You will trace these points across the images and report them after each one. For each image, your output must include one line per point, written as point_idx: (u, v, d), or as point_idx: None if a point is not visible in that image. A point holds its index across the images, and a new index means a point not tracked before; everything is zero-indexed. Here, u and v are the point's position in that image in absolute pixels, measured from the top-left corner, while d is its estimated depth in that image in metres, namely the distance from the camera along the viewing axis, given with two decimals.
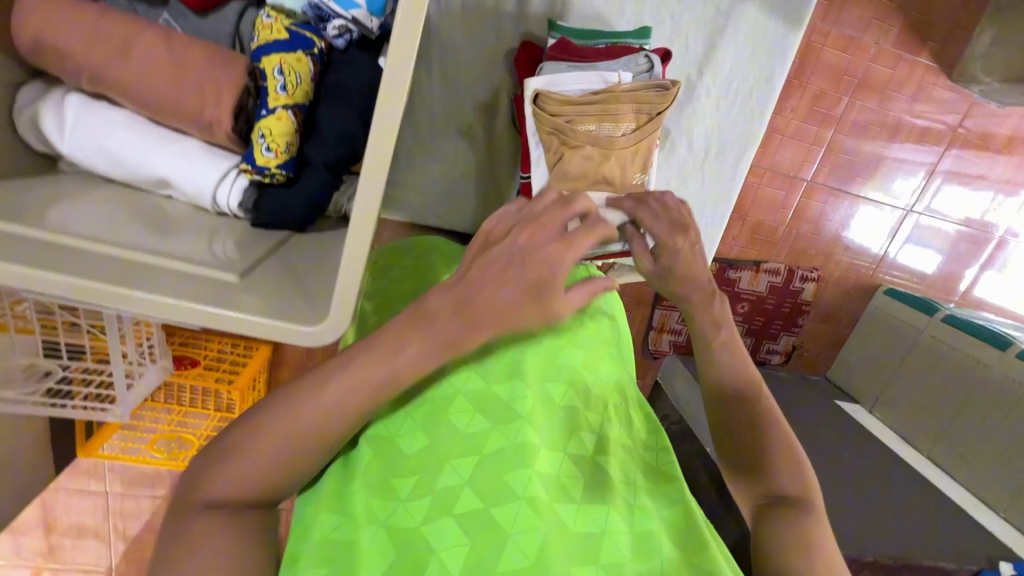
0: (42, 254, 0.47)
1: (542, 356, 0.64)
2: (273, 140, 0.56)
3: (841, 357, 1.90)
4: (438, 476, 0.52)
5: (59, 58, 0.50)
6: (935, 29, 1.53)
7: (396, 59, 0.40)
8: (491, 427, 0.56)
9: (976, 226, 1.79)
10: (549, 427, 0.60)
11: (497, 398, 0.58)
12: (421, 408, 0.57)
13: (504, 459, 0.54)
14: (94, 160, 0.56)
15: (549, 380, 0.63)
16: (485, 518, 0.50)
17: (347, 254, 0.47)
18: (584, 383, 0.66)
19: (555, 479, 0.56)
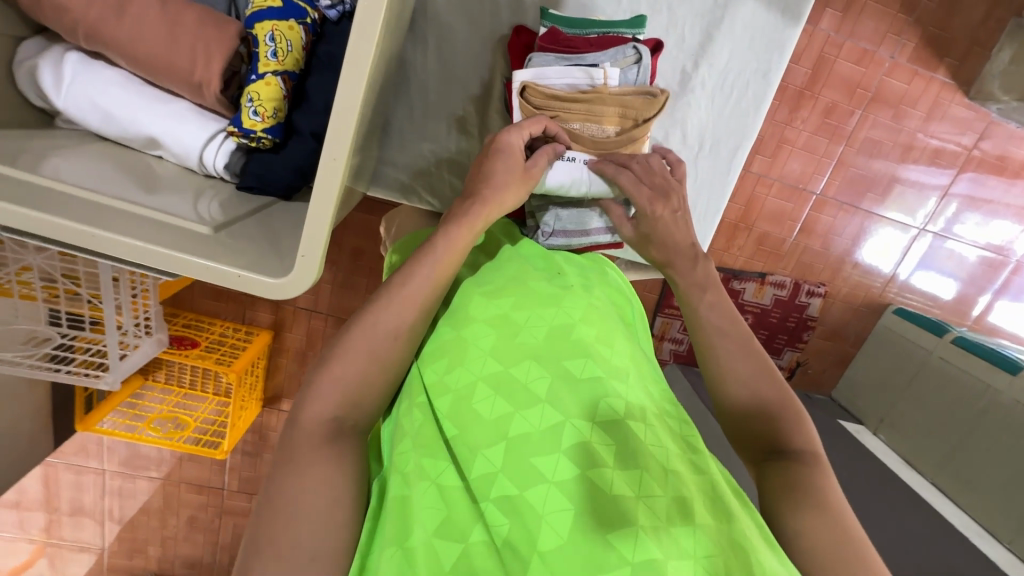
0: (27, 195, 0.48)
1: (558, 328, 0.60)
2: (260, 105, 0.57)
3: (847, 376, 1.85)
4: (471, 464, 0.51)
5: (58, 13, 0.52)
6: (952, 46, 1.51)
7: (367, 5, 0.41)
8: (511, 409, 0.54)
9: (993, 249, 1.74)
10: (572, 396, 0.54)
11: (514, 380, 0.56)
12: (446, 397, 0.56)
13: (528, 441, 0.51)
14: (88, 117, 0.57)
15: (565, 350, 0.58)
16: (518, 502, 0.48)
17: (313, 208, 0.47)
18: (603, 347, 0.60)
19: (581, 449, 0.51)
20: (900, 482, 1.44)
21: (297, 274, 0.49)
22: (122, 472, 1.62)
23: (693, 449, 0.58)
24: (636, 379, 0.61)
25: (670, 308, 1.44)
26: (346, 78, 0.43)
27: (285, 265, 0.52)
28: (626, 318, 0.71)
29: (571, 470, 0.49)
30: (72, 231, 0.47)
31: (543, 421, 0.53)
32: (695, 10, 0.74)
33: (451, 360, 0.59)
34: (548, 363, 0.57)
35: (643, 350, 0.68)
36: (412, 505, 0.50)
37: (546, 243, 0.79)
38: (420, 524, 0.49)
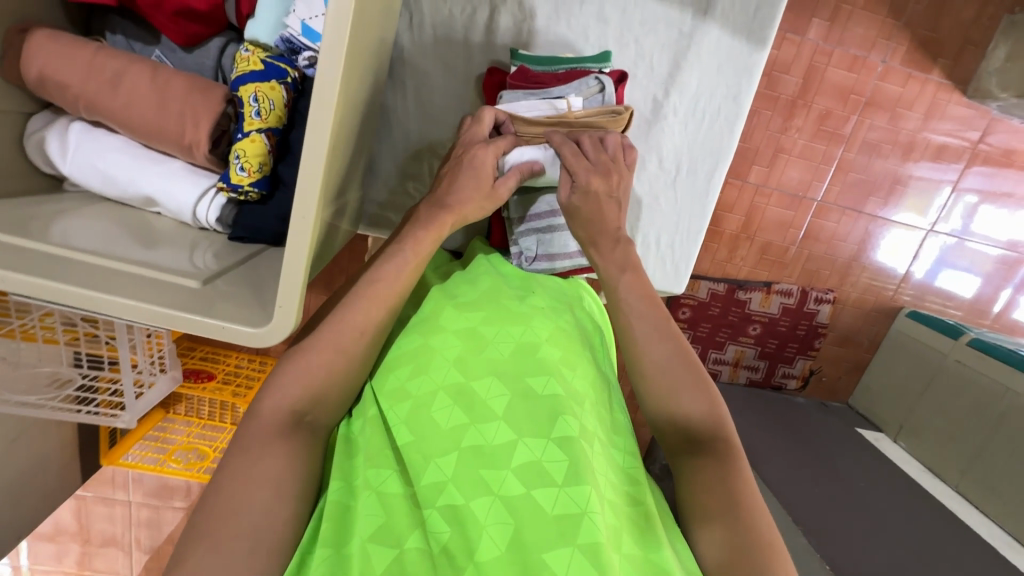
0: (32, 261, 0.52)
1: (519, 348, 0.67)
2: (246, 161, 0.61)
3: (864, 382, 1.82)
4: (422, 472, 0.57)
5: (59, 89, 0.57)
6: (945, 45, 1.50)
7: (333, 55, 0.44)
8: (468, 420, 0.60)
9: (1007, 246, 1.70)
10: (527, 416, 0.61)
11: (474, 394, 0.62)
12: (406, 403, 0.62)
13: (479, 454, 0.58)
14: (91, 180, 0.62)
15: (525, 371, 0.64)
16: (460, 510, 0.54)
17: (288, 259, 0.50)
18: (563, 372, 0.65)
19: (531, 467, 0.57)
20: (920, 491, 1.40)
21: (278, 320, 0.52)
22: (146, 504, 1.67)
23: (633, 480, 0.63)
24: (593, 401, 0.67)
25: None
26: (310, 135, 0.47)
27: (267, 313, 0.55)
28: (594, 348, 0.75)
29: (517, 487, 0.55)
30: (63, 292, 0.51)
31: (495, 437, 0.59)
32: (660, 41, 0.76)
33: (415, 367, 0.65)
34: (509, 380, 0.64)
35: (603, 376, 0.73)
36: (359, 511, 0.56)
37: (530, 267, 0.81)
38: (361, 528, 0.54)
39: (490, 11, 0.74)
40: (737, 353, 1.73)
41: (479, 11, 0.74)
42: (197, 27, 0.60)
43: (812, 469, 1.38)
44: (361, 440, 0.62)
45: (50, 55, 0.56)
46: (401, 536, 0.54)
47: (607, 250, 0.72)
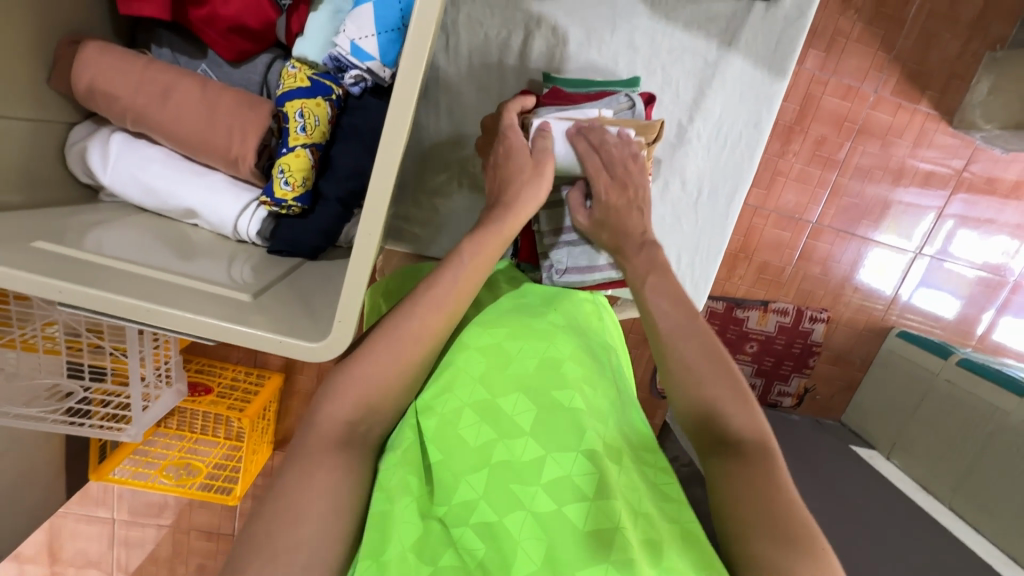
0: (71, 268, 0.51)
1: (543, 363, 0.66)
2: (291, 175, 0.62)
3: (856, 400, 1.86)
4: (454, 490, 0.57)
5: (107, 101, 0.57)
6: (931, 78, 1.58)
7: (410, 63, 0.42)
8: (496, 436, 0.59)
9: (990, 269, 1.77)
10: (554, 431, 0.60)
11: (501, 410, 0.61)
12: (433, 419, 0.61)
13: (509, 470, 0.57)
14: (131, 192, 0.62)
15: (551, 385, 0.64)
16: (494, 529, 0.54)
17: (348, 280, 0.50)
18: (588, 388, 0.66)
19: (562, 483, 0.56)
20: (914, 508, 1.43)
21: (336, 334, 0.51)
22: (132, 521, 1.61)
23: (670, 497, 0.63)
24: (618, 418, 0.67)
25: None
26: (379, 159, 0.45)
27: (317, 325, 0.54)
28: (613, 366, 0.75)
29: (548, 504, 0.55)
30: (115, 303, 0.49)
31: (522, 454, 0.58)
32: (686, 69, 0.79)
33: (439, 385, 0.64)
34: (535, 395, 0.63)
35: (625, 395, 0.73)
36: (393, 518, 0.55)
37: (561, 279, 0.83)
38: (395, 539, 0.53)
39: (524, 36, 0.77)
40: None
41: (513, 35, 0.77)
42: (248, 45, 0.61)
43: (811, 486, 1.40)
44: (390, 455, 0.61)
45: (102, 67, 0.56)
46: (437, 556, 0.53)
47: (634, 255, 0.73)
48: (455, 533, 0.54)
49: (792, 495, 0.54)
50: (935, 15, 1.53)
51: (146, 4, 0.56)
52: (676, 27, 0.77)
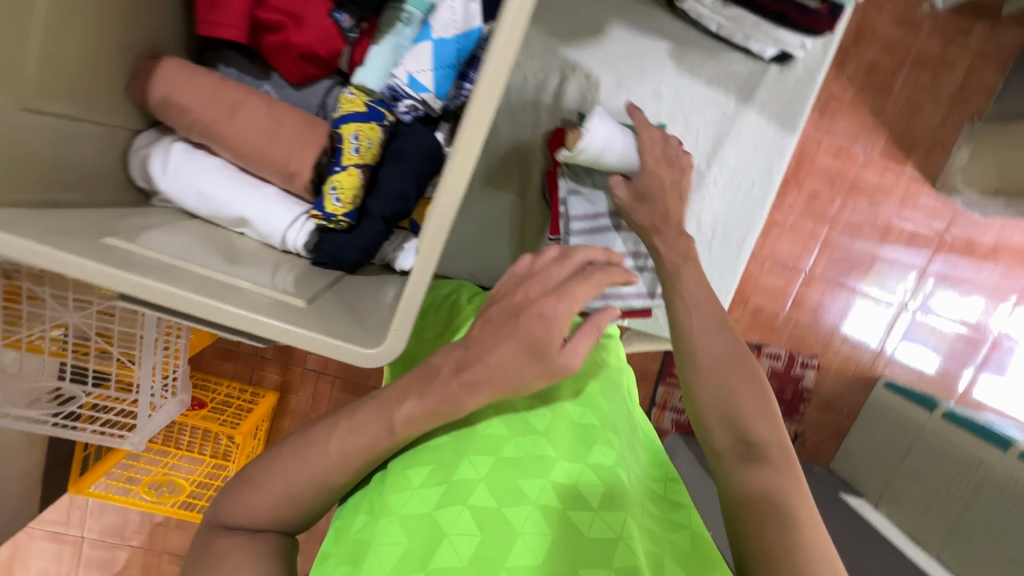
0: (118, 256, 0.52)
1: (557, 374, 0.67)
2: (342, 193, 0.65)
3: (845, 448, 1.89)
4: (455, 470, 0.54)
5: (177, 109, 0.61)
6: (916, 144, 1.70)
7: (485, 91, 0.44)
8: (507, 430, 0.58)
9: (970, 327, 1.85)
10: (567, 435, 0.60)
11: (515, 408, 0.61)
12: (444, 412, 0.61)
13: (517, 463, 0.55)
14: (187, 199, 0.65)
15: (565, 396, 0.64)
16: (497, 514, 0.52)
17: (408, 292, 0.52)
18: (601, 404, 0.67)
19: (570, 485, 0.56)
20: (904, 558, 1.43)
21: (390, 341, 0.54)
22: (103, 539, 1.54)
23: (676, 505, 0.65)
24: (630, 435, 0.68)
25: (671, 378, 1.50)
26: (448, 177, 0.47)
27: (365, 332, 0.56)
28: (624, 384, 0.76)
29: (554, 499, 0.54)
30: (160, 293, 0.50)
31: (532, 448, 0.57)
32: (706, 119, 0.86)
33: None
34: (550, 400, 0.63)
35: (634, 413, 0.74)
36: (376, 540, 0.52)
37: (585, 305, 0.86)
38: (386, 537, 0.51)
39: (560, 79, 0.83)
40: None
41: (550, 78, 0.83)
42: (313, 69, 0.66)
43: None
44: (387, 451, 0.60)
45: (179, 79, 0.60)
46: (433, 535, 0.51)
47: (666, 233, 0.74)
48: (444, 514, 0.52)
49: (811, 508, 0.56)
50: (920, 88, 1.66)
51: (226, 28, 0.61)
52: (699, 82, 0.85)
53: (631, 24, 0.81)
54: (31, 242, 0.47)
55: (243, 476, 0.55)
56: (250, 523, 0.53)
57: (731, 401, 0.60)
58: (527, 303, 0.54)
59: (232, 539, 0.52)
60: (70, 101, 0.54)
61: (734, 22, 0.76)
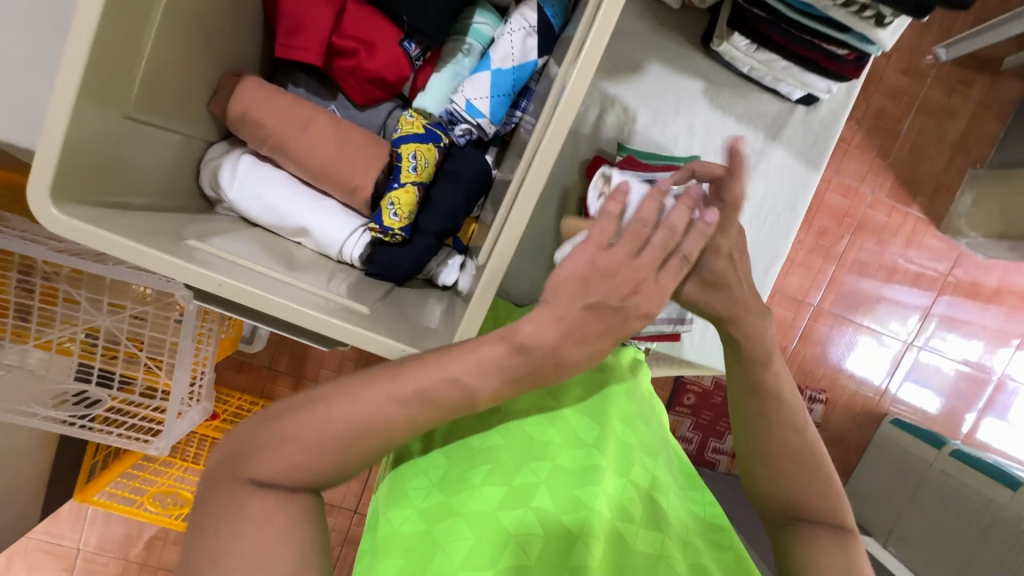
0: (200, 257, 0.56)
1: (600, 389, 0.69)
2: (399, 208, 0.69)
3: (852, 485, 1.89)
4: (515, 476, 0.57)
5: (252, 123, 0.65)
6: (921, 187, 1.76)
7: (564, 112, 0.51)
8: (561, 441, 0.61)
9: (974, 367, 1.88)
10: (614, 448, 0.62)
11: (566, 420, 0.63)
12: (495, 417, 0.63)
13: (573, 473, 0.58)
14: (252, 207, 0.68)
15: (610, 410, 0.66)
16: (559, 520, 0.54)
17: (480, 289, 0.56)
18: (640, 422, 0.69)
19: (619, 497, 0.58)
20: None
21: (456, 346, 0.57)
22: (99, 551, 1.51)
23: (718, 528, 0.67)
24: (666, 455, 0.70)
25: (682, 406, 1.50)
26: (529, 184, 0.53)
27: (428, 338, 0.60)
28: (657, 409, 0.78)
29: (608, 508, 0.56)
30: (240, 291, 0.54)
31: (586, 458, 0.59)
32: None
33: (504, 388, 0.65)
34: (598, 414, 0.65)
35: (667, 434, 0.76)
36: (440, 538, 0.53)
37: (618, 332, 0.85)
38: (451, 538, 0.52)
39: (599, 111, 0.87)
40: None
41: (590, 109, 0.87)
42: (377, 92, 0.71)
43: None
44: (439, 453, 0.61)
45: (257, 96, 0.64)
46: (501, 536, 0.52)
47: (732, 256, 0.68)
48: (508, 515, 0.54)
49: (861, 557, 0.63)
50: (925, 134, 1.74)
51: (304, 52, 0.66)
52: (730, 119, 0.90)
53: (668, 63, 0.87)
54: (127, 240, 0.50)
55: (273, 430, 0.49)
56: (293, 478, 0.49)
57: (778, 464, 0.66)
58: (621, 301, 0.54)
59: (265, 500, 0.48)
60: (159, 113, 0.58)
61: (766, 66, 0.81)
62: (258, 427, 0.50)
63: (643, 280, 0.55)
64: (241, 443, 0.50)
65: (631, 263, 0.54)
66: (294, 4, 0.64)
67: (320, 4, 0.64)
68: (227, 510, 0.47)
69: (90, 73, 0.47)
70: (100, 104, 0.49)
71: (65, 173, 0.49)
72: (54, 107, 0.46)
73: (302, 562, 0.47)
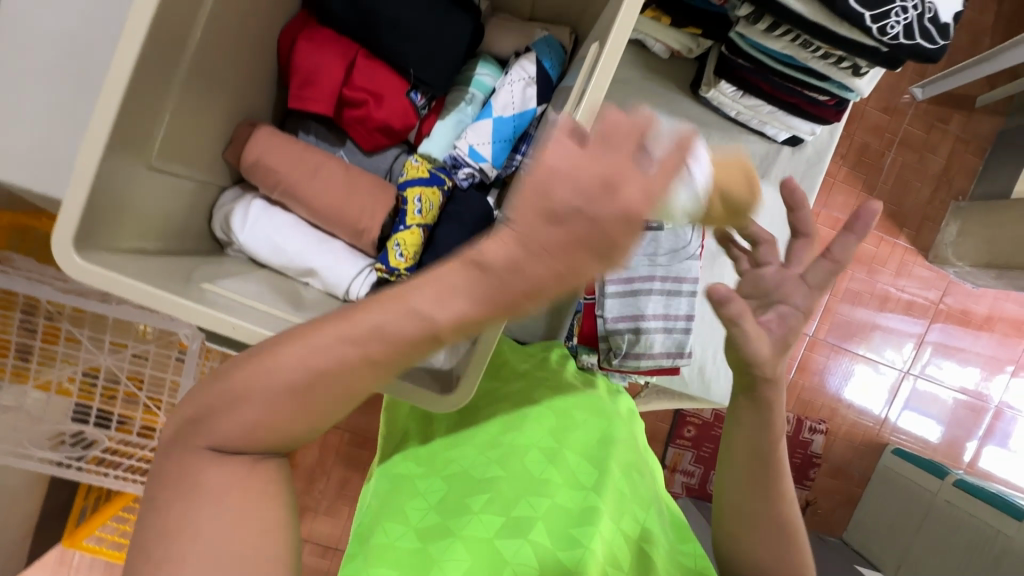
0: (207, 297, 0.57)
1: (599, 430, 0.69)
2: (405, 249, 0.71)
3: (857, 517, 1.86)
4: (513, 506, 0.57)
5: (265, 170, 0.68)
6: (907, 218, 1.81)
7: None
8: (560, 481, 0.61)
9: (971, 395, 1.89)
10: (611, 492, 0.62)
11: (567, 460, 0.63)
12: (496, 450, 0.64)
13: (571, 514, 0.58)
14: (261, 250, 0.70)
15: (608, 452, 0.67)
16: (554, 556, 0.54)
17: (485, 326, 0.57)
18: (637, 467, 0.69)
19: (613, 545, 0.57)
20: None
21: (463, 385, 0.58)
22: None
23: None
24: (657, 507, 0.69)
25: (682, 439, 1.50)
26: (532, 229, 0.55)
27: (437, 378, 0.61)
28: (651, 463, 0.77)
29: (603, 554, 0.55)
30: (241, 330, 0.55)
31: (583, 499, 0.60)
32: None
33: (508, 425, 0.67)
34: (597, 458, 0.65)
35: (660, 488, 0.75)
36: (435, 557, 0.54)
37: (619, 363, 0.86)
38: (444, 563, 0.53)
39: None
40: None
41: None
42: (383, 139, 0.74)
43: None
44: (437, 481, 0.63)
45: (269, 145, 0.67)
46: (494, 566, 0.53)
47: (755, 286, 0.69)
48: (504, 545, 0.54)
49: None
50: (907, 168, 1.80)
51: (316, 102, 0.70)
52: None
53: (659, 108, 0.91)
54: (141, 283, 0.52)
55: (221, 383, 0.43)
56: (250, 445, 0.43)
57: (763, 532, 0.63)
58: (592, 198, 0.34)
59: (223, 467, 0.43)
60: (177, 161, 0.61)
61: (752, 110, 0.86)
62: (210, 390, 0.43)
63: (624, 175, 0.35)
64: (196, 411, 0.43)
65: (608, 156, 0.35)
66: (307, 60, 0.68)
67: (332, 60, 0.68)
68: (183, 488, 0.42)
69: (118, 125, 0.49)
70: (126, 154, 0.52)
71: (88, 221, 0.50)
72: (81, 159, 0.48)
73: (265, 539, 0.44)
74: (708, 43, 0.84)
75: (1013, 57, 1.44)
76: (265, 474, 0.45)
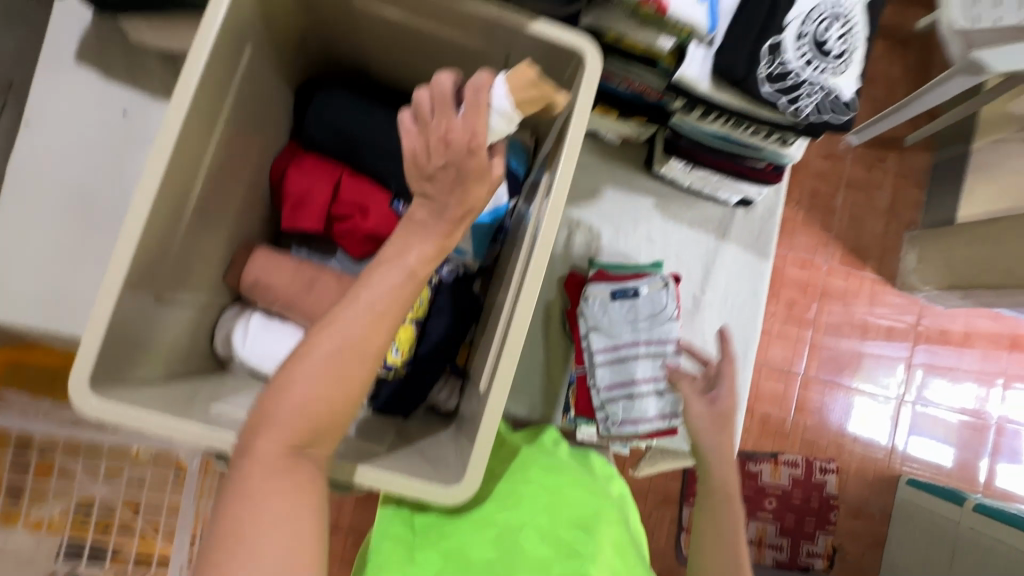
0: (210, 416, 0.59)
1: (592, 509, 0.70)
2: (400, 345, 0.75)
3: (887, 558, 1.80)
4: None
5: (263, 286, 0.73)
6: (868, 252, 1.92)
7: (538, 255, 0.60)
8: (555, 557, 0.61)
9: (971, 414, 1.91)
10: (604, 562, 0.61)
11: (563, 537, 0.64)
12: (493, 528, 0.65)
13: None
14: (263, 362, 0.73)
15: (600, 530, 0.66)
16: None
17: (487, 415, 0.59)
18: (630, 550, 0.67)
19: None
20: None
21: (469, 476, 0.59)
22: None
23: None
24: None
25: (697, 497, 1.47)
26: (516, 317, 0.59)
27: (443, 472, 0.62)
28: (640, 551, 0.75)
29: None
30: None
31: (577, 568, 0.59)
32: (693, 254, 1.01)
33: (507, 501, 0.68)
34: (592, 531, 0.65)
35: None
36: None
37: (617, 430, 0.90)
38: None
39: (568, 233, 0.99)
40: (758, 531, 1.79)
41: (559, 232, 0.99)
42: (371, 246, 0.79)
43: None
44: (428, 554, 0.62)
45: (266, 264, 0.73)
46: None
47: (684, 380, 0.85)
48: None
49: None
50: (858, 205, 1.93)
51: (307, 218, 0.76)
52: (683, 225, 1.02)
53: (619, 186, 1.00)
54: (149, 410, 0.54)
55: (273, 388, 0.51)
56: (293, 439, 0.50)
57: None
58: (443, 155, 0.52)
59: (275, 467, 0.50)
60: (181, 289, 0.65)
61: (701, 179, 0.95)
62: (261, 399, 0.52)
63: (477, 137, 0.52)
64: (253, 417, 0.51)
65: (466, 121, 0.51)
66: (298, 186, 0.76)
67: (320, 181, 0.76)
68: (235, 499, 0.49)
69: (132, 267, 0.54)
70: (139, 291, 0.57)
71: (101, 361, 0.53)
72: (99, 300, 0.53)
73: (299, 538, 0.48)
74: (654, 127, 0.92)
75: (930, 104, 1.59)
76: (301, 475, 0.50)
